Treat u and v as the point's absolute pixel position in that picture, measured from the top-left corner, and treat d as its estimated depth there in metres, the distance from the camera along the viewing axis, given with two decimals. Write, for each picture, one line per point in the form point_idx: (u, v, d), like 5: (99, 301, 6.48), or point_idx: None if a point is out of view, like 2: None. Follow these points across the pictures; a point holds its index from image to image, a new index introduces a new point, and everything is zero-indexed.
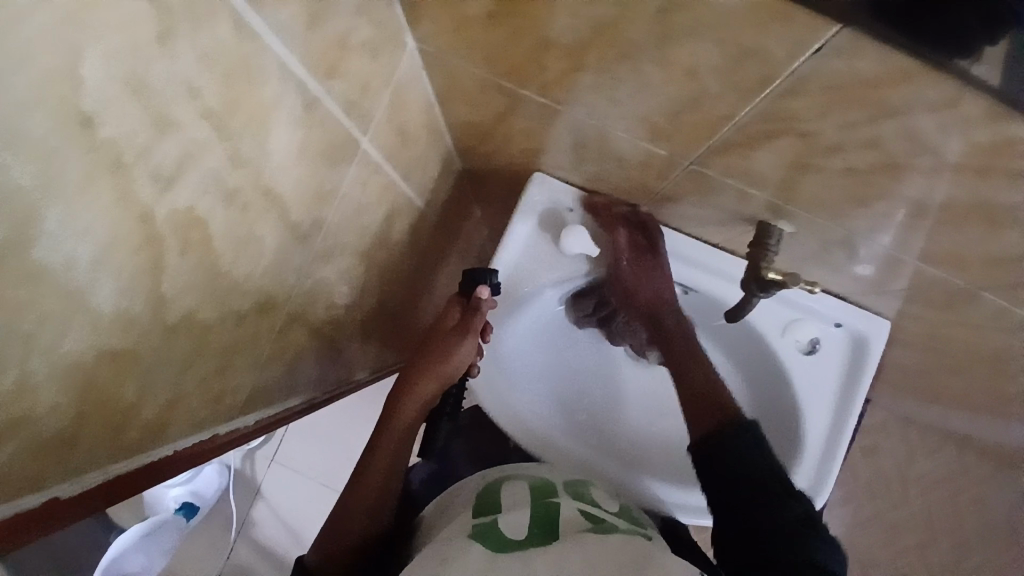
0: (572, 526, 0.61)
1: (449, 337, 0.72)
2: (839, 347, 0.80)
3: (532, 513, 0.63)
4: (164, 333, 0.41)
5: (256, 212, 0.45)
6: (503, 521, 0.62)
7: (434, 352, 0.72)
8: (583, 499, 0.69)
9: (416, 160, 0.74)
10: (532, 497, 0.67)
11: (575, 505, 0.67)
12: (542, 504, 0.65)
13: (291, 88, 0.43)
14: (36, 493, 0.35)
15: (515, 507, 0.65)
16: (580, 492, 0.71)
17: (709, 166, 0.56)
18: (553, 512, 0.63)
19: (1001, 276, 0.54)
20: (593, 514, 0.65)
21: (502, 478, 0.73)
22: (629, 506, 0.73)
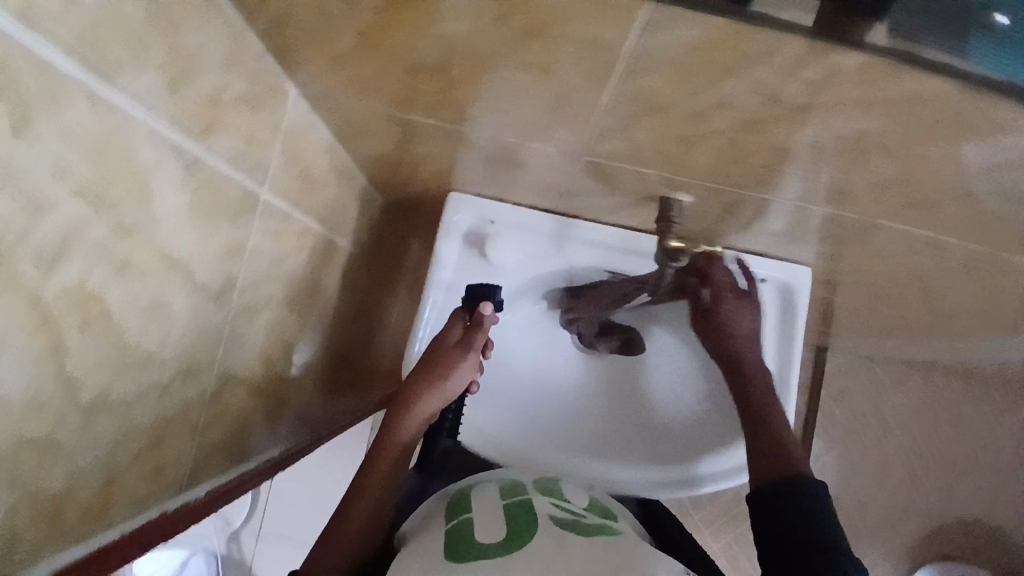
0: (544, 518, 0.63)
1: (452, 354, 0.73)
2: (769, 300, 0.88)
3: (505, 510, 0.65)
4: (84, 415, 0.41)
5: (155, 280, 0.45)
6: (478, 517, 0.63)
7: (439, 370, 0.72)
8: (553, 495, 0.71)
9: (328, 204, 0.75)
10: (504, 496, 0.68)
11: (545, 500, 0.69)
12: (515, 502, 0.67)
13: (167, 153, 0.44)
14: None
15: (488, 506, 0.66)
16: (549, 489, 0.73)
17: (599, 154, 0.59)
18: (525, 507, 0.65)
19: (885, 202, 0.58)
20: (563, 507, 0.67)
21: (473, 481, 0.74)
22: (601, 501, 0.75)
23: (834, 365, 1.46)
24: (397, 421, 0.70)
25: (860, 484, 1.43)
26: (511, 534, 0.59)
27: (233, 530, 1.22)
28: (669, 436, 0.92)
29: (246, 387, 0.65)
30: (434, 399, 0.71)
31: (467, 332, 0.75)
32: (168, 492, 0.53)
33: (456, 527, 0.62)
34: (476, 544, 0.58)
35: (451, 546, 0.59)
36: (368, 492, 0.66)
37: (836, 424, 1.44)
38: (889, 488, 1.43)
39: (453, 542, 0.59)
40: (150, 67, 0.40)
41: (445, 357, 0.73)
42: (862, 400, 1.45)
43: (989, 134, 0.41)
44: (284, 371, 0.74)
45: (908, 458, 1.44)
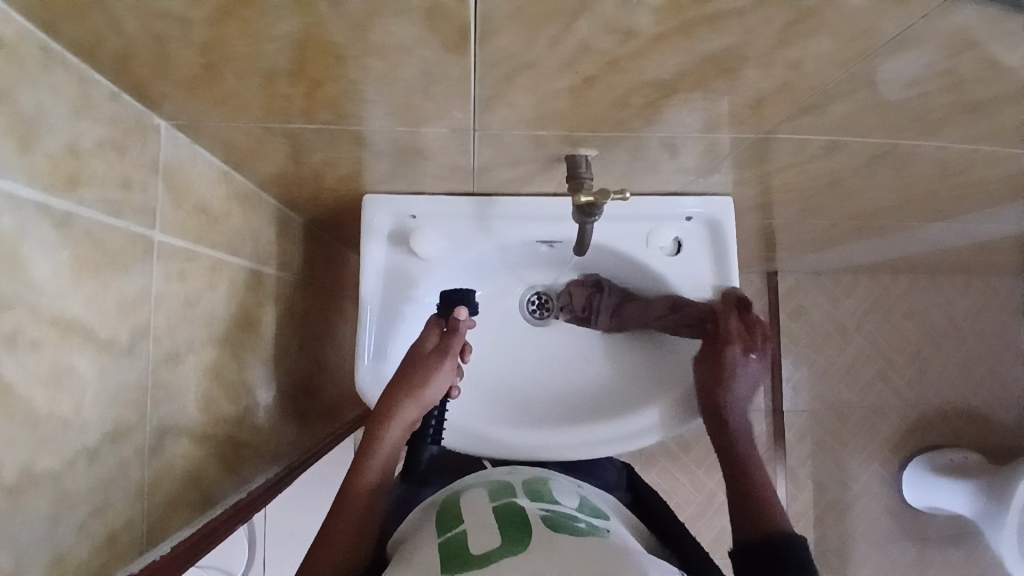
0: (535, 520, 0.60)
1: (431, 360, 0.74)
2: (699, 236, 0.87)
3: (496, 517, 0.62)
4: (6, 500, 0.39)
5: (52, 347, 0.43)
6: (469, 529, 0.61)
7: (420, 376, 0.73)
8: (542, 497, 0.69)
9: (238, 233, 0.73)
10: (494, 503, 0.66)
11: (534, 502, 0.66)
12: (504, 508, 0.64)
13: (30, 215, 0.41)
14: None
15: (477, 515, 0.64)
16: (538, 489, 0.71)
17: (489, 126, 0.58)
18: (516, 512, 0.63)
19: (773, 114, 0.59)
20: (553, 509, 0.65)
21: (460, 492, 0.72)
22: (590, 501, 0.73)
23: (784, 285, 1.50)
24: (379, 431, 0.70)
25: (833, 393, 1.48)
26: (505, 539, 0.57)
27: None
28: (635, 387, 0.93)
29: (190, 437, 0.63)
30: (416, 407, 0.72)
31: (444, 338, 0.77)
32: (128, 558, 0.52)
33: (449, 543, 0.59)
34: (470, 554, 0.56)
35: (444, 559, 0.56)
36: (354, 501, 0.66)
37: (799, 341, 1.49)
38: (860, 391, 1.48)
39: (445, 555, 0.57)
40: None
41: (423, 364, 0.75)
42: (818, 312, 1.50)
43: (841, 27, 0.42)
44: (232, 411, 0.73)
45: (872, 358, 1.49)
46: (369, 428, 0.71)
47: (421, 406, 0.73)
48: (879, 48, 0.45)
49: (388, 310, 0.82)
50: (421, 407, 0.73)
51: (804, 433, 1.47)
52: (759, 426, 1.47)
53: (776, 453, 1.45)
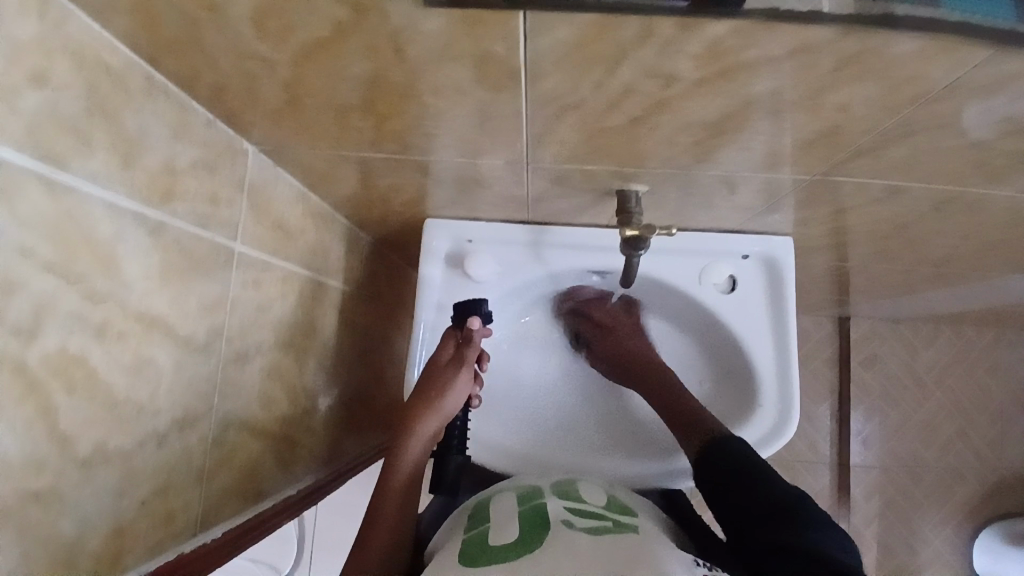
0: (557, 520, 0.61)
1: (445, 373, 0.78)
2: (755, 275, 0.85)
3: (520, 517, 0.63)
4: (81, 469, 0.45)
5: (136, 338, 0.49)
6: (493, 526, 0.63)
7: (437, 388, 0.77)
8: (569, 497, 0.69)
9: (309, 248, 0.79)
10: (520, 504, 0.67)
11: (561, 502, 0.67)
12: (529, 508, 0.65)
13: (127, 221, 0.48)
14: None
15: (502, 515, 0.65)
16: (566, 489, 0.72)
17: (541, 161, 0.61)
18: (540, 512, 0.64)
19: (828, 157, 0.59)
20: (579, 509, 0.65)
21: (492, 494, 0.74)
22: (620, 498, 0.73)
23: (857, 332, 1.43)
24: (403, 443, 0.73)
25: (904, 449, 1.39)
26: (523, 536, 0.59)
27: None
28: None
29: (251, 431, 0.68)
30: (436, 418, 0.75)
31: (459, 349, 0.80)
32: (181, 537, 0.57)
33: (472, 539, 0.61)
34: (491, 552, 0.57)
35: (465, 556, 0.58)
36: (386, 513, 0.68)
37: (869, 391, 1.41)
38: (935, 450, 1.39)
39: (467, 553, 0.59)
40: (99, 147, 0.45)
41: (439, 376, 0.78)
42: (892, 362, 1.42)
43: (883, 74, 0.43)
44: (290, 413, 0.78)
45: (950, 415, 1.40)
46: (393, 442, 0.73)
47: (441, 418, 0.75)
48: (929, 95, 0.45)
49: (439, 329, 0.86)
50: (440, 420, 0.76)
51: (872, 490, 1.38)
52: (824, 479, 1.38)
53: (841, 510, 1.37)
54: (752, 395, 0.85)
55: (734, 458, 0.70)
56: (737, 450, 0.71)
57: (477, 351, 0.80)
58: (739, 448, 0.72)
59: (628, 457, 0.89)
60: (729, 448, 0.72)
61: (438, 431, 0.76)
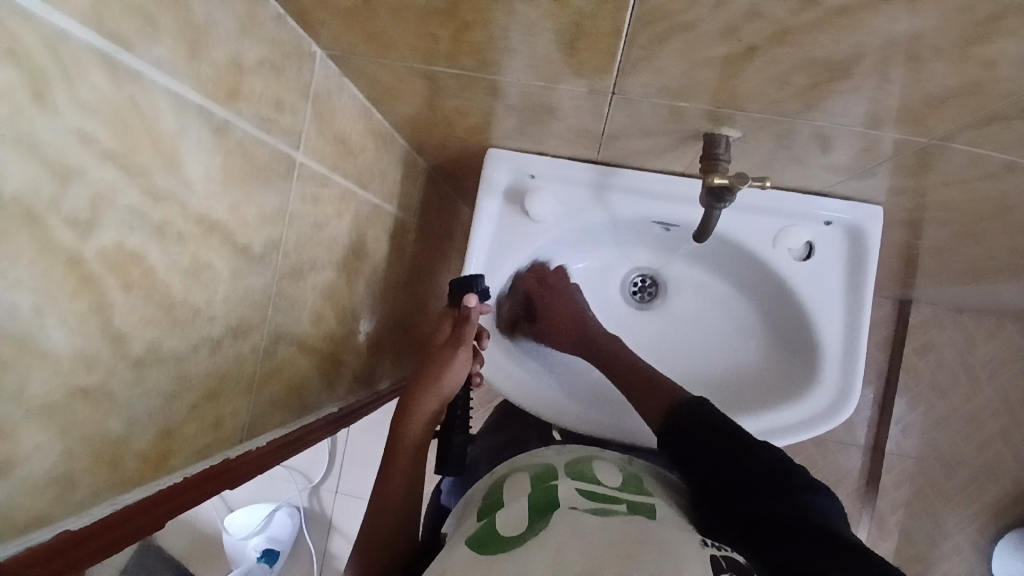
0: (566, 506, 0.57)
1: (442, 353, 0.75)
2: (836, 245, 0.79)
3: (529, 502, 0.60)
4: (133, 367, 0.44)
5: (195, 241, 0.47)
6: (502, 513, 0.59)
7: (434, 369, 0.74)
8: (583, 477, 0.65)
9: (368, 169, 0.76)
10: (533, 485, 0.64)
11: (574, 484, 0.63)
12: (541, 490, 0.62)
13: (191, 118, 0.45)
14: (46, 527, 0.39)
15: (515, 499, 0.62)
16: (581, 470, 0.67)
17: (630, 92, 0.56)
18: (551, 496, 0.60)
19: (952, 118, 0.52)
20: (592, 491, 0.61)
21: (509, 472, 0.70)
22: (636, 475, 0.69)
23: (918, 317, 1.35)
24: (402, 425, 0.72)
25: (948, 442, 1.34)
26: (531, 523, 0.55)
27: (313, 485, 1.38)
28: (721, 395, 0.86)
29: (300, 347, 0.68)
30: (433, 400, 0.72)
31: (455, 329, 0.77)
32: (227, 443, 0.57)
33: (482, 527, 0.58)
34: (499, 539, 0.54)
35: (474, 541, 0.55)
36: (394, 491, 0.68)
37: (921, 380, 1.35)
38: (980, 447, 1.33)
39: (476, 539, 0.56)
40: (165, 33, 0.41)
41: (436, 356, 0.75)
42: (949, 352, 1.34)
43: None
44: (337, 332, 0.77)
45: (1002, 414, 1.33)
46: (393, 425, 0.72)
47: (439, 398, 0.73)
48: None
49: (491, 264, 0.82)
50: (440, 401, 0.74)
51: (903, 479, 1.34)
52: (855, 461, 1.35)
53: (868, 494, 1.34)
54: (812, 371, 0.80)
55: (704, 423, 0.69)
56: (707, 413, 0.70)
57: (474, 330, 0.76)
58: (708, 413, 0.70)
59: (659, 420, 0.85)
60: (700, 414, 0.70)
61: (437, 411, 0.74)
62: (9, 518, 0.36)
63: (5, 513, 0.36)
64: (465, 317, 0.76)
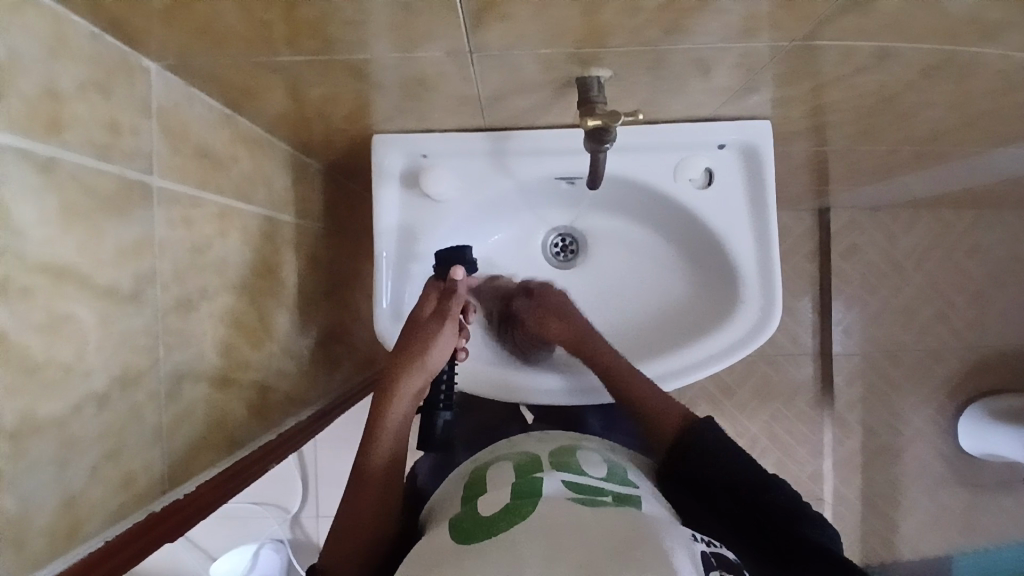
0: (551, 496, 0.53)
1: (428, 327, 0.70)
2: (733, 166, 0.79)
3: (512, 492, 0.55)
4: (8, 441, 0.40)
5: (45, 293, 0.43)
6: (485, 504, 0.54)
7: (417, 346, 0.70)
8: (567, 469, 0.60)
9: (247, 180, 0.72)
10: (516, 476, 0.59)
11: (559, 476, 0.58)
12: (523, 480, 0.57)
13: (9, 161, 0.41)
14: None
15: (497, 487, 0.57)
16: (565, 459, 0.62)
17: (490, 47, 0.54)
18: (534, 487, 0.55)
19: (812, 15, 0.52)
20: (579, 483, 0.56)
21: (489, 463, 0.65)
22: (621, 466, 0.64)
23: (837, 222, 1.40)
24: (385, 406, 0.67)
25: (887, 334, 1.40)
26: (515, 514, 0.51)
27: (292, 515, 1.33)
28: (657, 335, 0.87)
29: (210, 381, 0.63)
30: (419, 377, 0.69)
31: (442, 302, 0.72)
32: (149, 497, 0.54)
33: (462, 520, 0.53)
34: (483, 531, 0.50)
35: (459, 535, 0.51)
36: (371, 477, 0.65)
37: (851, 281, 1.40)
38: (918, 333, 1.40)
39: (460, 528, 0.52)
40: None
41: (420, 334, 0.70)
42: (873, 249, 1.40)
43: None
44: (256, 356, 0.73)
45: (932, 298, 1.40)
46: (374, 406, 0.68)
47: (426, 373, 0.70)
48: None
49: (403, 255, 0.80)
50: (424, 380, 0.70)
51: (854, 377, 1.40)
52: (806, 370, 1.40)
53: (823, 400, 1.39)
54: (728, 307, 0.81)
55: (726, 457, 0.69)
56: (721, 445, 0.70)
57: (462, 302, 0.72)
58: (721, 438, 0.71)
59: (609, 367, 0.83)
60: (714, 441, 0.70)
61: (422, 389, 0.70)
62: None
63: None
64: (451, 290, 0.72)
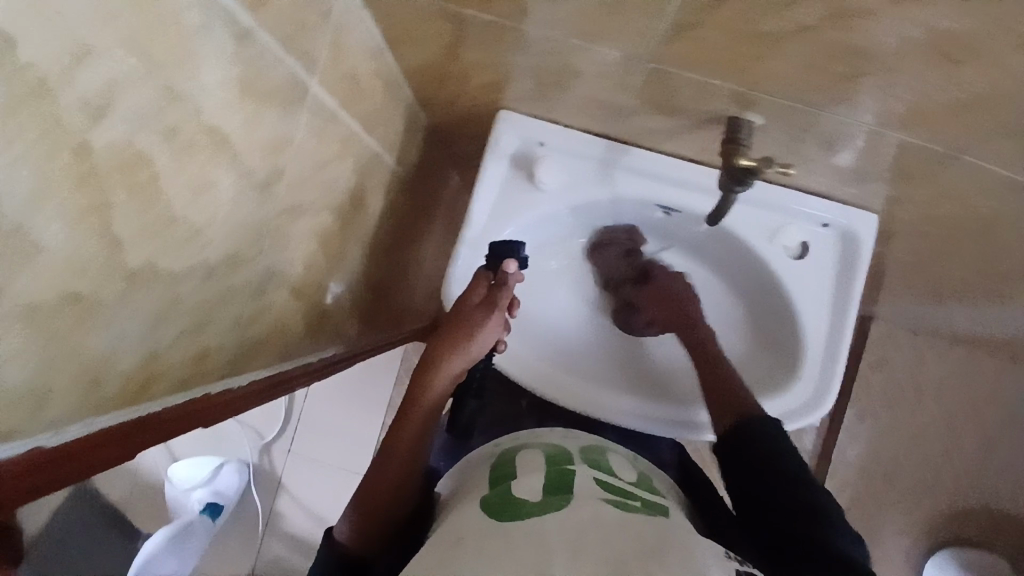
0: (584, 493, 0.53)
1: (474, 315, 0.69)
2: (829, 247, 0.80)
3: (544, 479, 0.56)
4: (128, 282, 0.40)
5: (202, 153, 0.44)
6: (516, 488, 0.55)
7: (463, 330, 0.68)
8: (597, 468, 0.60)
9: (374, 113, 0.73)
10: (547, 464, 0.59)
11: (589, 473, 0.58)
12: (555, 472, 0.57)
13: (214, 22, 0.42)
14: (18, 440, 0.34)
15: (526, 474, 0.58)
16: (595, 459, 0.62)
17: (666, 62, 0.57)
18: (565, 478, 0.56)
19: (978, 127, 0.53)
20: (608, 483, 0.57)
21: (518, 449, 0.65)
22: (648, 475, 0.64)
23: (876, 334, 1.41)
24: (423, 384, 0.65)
25: (890, 455, 1.40)
26: (546, 499, 0.52)
27: (264, 442, 1.29)
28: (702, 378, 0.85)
29: (289, 288, 0.65)
30: (460, 360, 0.67)
31: (491, 291, 0.71)
32: (213, 378, 0.55)
33: (495, 498, 0.54)
34: (516, 508, 0.51)
35: (490, 510, 0.52)
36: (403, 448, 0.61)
37: (872, 394, 1.40)
38: (920, 463, 1.40)
39: (490, 504, 0.53)
40: None
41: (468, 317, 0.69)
42: (902, 370, 1.41)
43: None
44: (327, 281, 0.74)
45: (945, 435, 1.40)
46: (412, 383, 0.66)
47: (466, 360, 0.67)
48: None
49: (489, 229, 0.80)
50: (463, 366, 0.68)
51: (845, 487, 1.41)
52: None
53: None
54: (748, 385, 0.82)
55: (761, 441, 0.64)
56: (774, 435, 0.64)
57: (511, 295, 0.71)
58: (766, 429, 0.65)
59: (619, 392, 0.83)
60: (755, 430, 0.65)
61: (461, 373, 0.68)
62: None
63: None
64: (503, 282, 0.71)
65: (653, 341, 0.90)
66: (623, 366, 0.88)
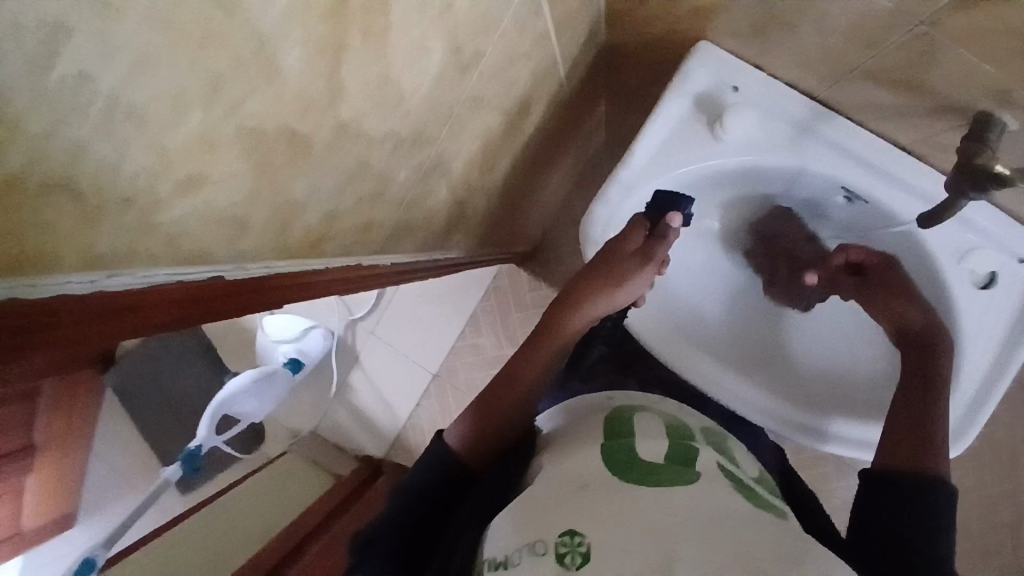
0: (711, 474, 0.49)
1: (627, 263, 0.65)
2: (1020, 285, 0.70)
3: (667, 448, 0.52)
4: (335, 132, 0.39)
5: (432, 14, 0.40)
6: (639, 449, 0.52)
7: (613, 276, 0.64)
8: (722, 454, 0.56)
9: (570, 17, 0.68)
10: (669, 434, 0.55)
11: (713, 455, 0.54)
12: (678, 444, 0.53)
13: None
14: (202, 265, 0.36)
15: (647, 438, 0.54)
16: (719, 443, 0.58)
17: (946, 28, 0.50)
18: (690, 454, 0.52)
19: None
20: (734, 473, 0.52)
21: (634, 408, 0.61)
22: (769, 472, 0.60)
23: None
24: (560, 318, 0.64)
25: None
26: (674, 470, 0.48)
27: (352, 318, 1.33)
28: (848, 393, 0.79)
29: (446, 180, 0.63)
30: (602, 306, 0.64)
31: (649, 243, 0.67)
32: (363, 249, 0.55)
33: (614, 453, 0.51)
34: (639, 469, 0.48)
35: (612, 464, 0.49)
36: (528, 375, 0.63)
37: None
38: None
39: (612, 457, 0.51)
40: None
41: (621, 265, 0.65)
42: None
43: None
44: (475, 183, 0.72)
45: None
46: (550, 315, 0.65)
47: (609, 308, 0.65)
48: None
49: (649, 170, 0.74)
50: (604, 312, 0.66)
51: None
52: None
53: None
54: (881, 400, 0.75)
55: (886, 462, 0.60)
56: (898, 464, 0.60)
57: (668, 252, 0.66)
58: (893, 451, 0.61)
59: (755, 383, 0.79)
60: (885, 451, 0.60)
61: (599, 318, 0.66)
62: (190, 240, 0.33)
63: (182, 234, 0.32)
64: (661, 237, 0.67)
65: (802, 344, 0.84)
66: (752, 355, 0.84)
